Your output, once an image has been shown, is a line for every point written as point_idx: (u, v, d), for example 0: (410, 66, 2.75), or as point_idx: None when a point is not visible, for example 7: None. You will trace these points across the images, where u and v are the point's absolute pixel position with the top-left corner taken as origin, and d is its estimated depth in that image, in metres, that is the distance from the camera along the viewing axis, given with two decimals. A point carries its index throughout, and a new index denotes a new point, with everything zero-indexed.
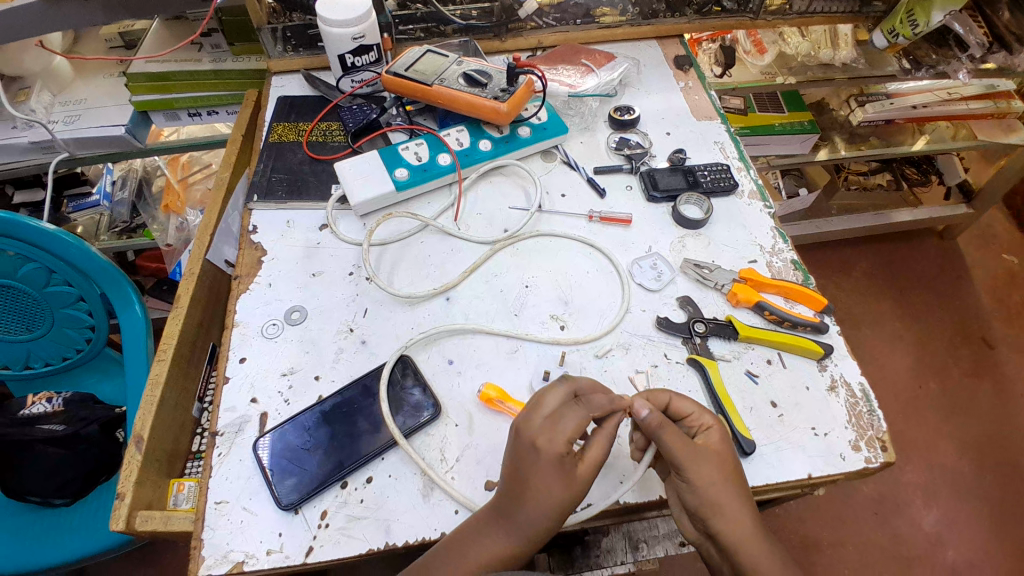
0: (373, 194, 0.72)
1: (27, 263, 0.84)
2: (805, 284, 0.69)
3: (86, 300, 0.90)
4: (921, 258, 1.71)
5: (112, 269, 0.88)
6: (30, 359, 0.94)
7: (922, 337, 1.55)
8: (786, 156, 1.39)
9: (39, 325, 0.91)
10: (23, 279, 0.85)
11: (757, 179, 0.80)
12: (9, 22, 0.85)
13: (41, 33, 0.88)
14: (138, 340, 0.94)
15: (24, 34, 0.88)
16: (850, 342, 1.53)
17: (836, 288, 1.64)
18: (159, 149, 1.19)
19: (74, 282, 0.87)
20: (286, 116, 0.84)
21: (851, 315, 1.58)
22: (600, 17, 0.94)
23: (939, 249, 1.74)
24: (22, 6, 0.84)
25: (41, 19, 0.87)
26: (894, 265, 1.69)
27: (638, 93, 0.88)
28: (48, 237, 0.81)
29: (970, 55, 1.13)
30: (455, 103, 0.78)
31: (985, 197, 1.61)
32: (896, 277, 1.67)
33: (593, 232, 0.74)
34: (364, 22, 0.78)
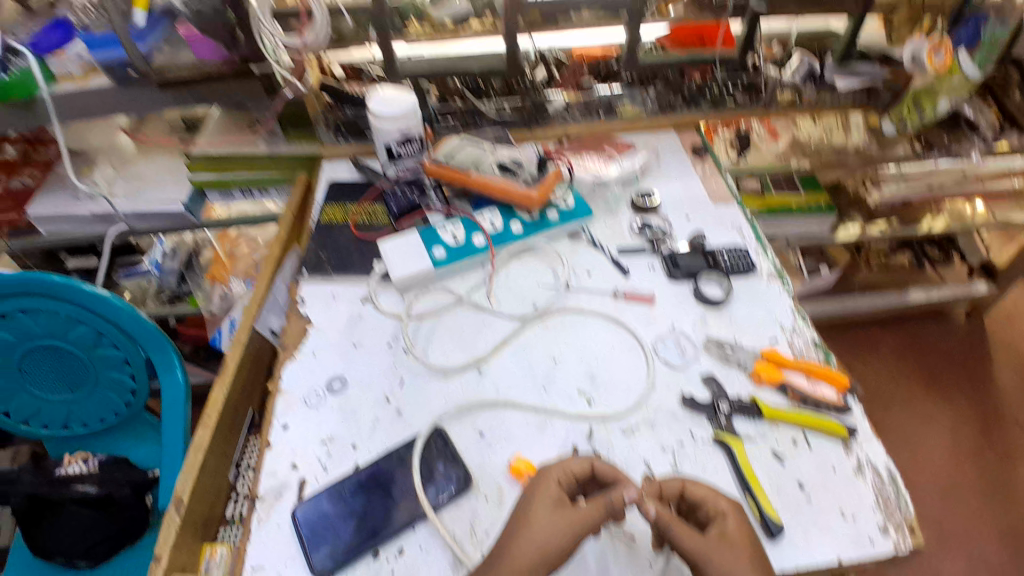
0: (412, 271, 0.78)
1: (78, 326, 0.90)
2: (826, 364, 0.71)
3: (131, 363, 0.95)
4: (948, 336, 1.70)
5: (158, 334, 0.93)
6: (72, 417, 0.99)
7: (957, 418, 1.52)
8: (805, 236, 1.43)
9: (83, 384, 0.96)
10: (74, 340, 0.91)
11: (776, 260, 0.83)
12: (81, 102, 1.02)
13: (106, 112, 1.04)
14: (176, 405, 0.98)
15: (94, 111, 1.04)
16: (881, 424, 1.51)
17: (861, 366, 1.63)
18: (212, 224, 1.30)
19: (121, 345, 0.93)
20: (335, 198, 0.92)
21: (878, 395, 1.57)
22: (622, 110, 0.99)
23: (967, 327, 1.72)
24: (98, 91, 1.01)
25: (112, 101, 1.02)
26: (920, 344, 1.68)
27: (660, 179, 0.93)
28: (101, 301, 0.88)
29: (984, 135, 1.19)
30: (490, 189, 0.84)
31: (1010, 276, 1.61)
32: (924, 356, 1.65)
33: (618, 309, 0.77)
34: (410, 117, 0.86)
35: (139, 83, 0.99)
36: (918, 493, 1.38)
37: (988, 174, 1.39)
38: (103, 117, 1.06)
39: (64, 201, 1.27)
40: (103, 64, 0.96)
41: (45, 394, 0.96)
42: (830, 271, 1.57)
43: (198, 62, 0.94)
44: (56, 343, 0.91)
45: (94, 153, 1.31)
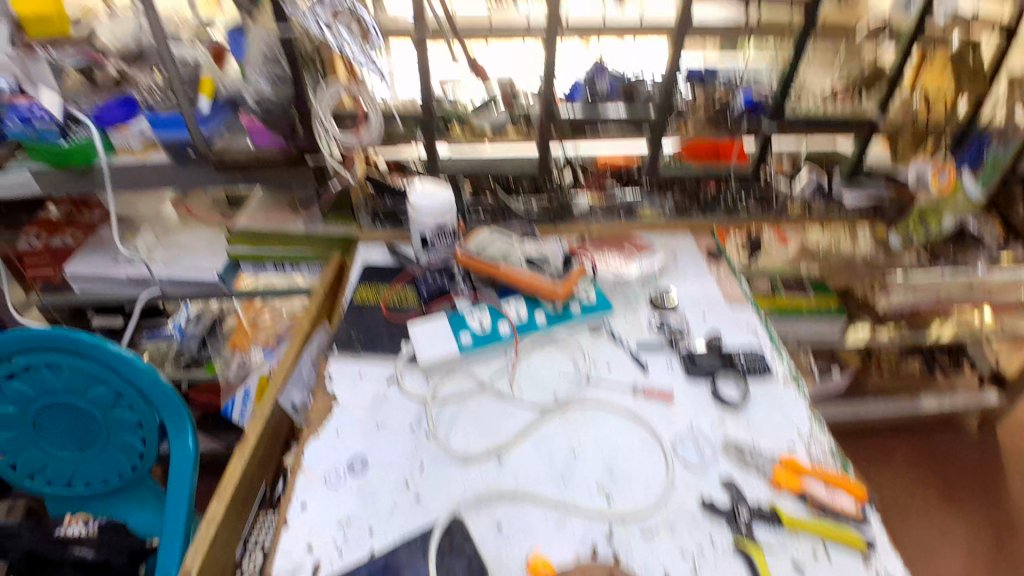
0: (439, 354, 0.81)
1: (99, 385, 0.92)
2: (844, 472, 0.71)
3: (144, 427, 0.95)
4: (962, 446, 1.69)
5: (175, 400, 0.93)
6: (77, 475, 0.99)
7: (973, 534, 1.49)
8: (817, 338, 1.46)
9: (94, 444, 0.96)
10: (93, 399, 0.93)
11: (791, 364, 0.86)
12: (137, 174, 1.11)
13: (158, 183, 1.13)
14: (183, 474, 0.97)
15: (149, 183, 1.13)
16: (897, 537, 1.47)
17: (876, 473, 1.61)
18: (241, 293, 1.35)
19: (136, 408, 0.94)
20: (369, 279, 0.97)
21: (894, 505, 1.54)
22: (642, 214, 1.06)
23: (980, 437, 1.71)
24: (157, 166, 1.09)
25: (169, 174, 1.11)
26: (935, 454, 1.67)
27: (677, 279, 0.98)
28: (124, 362, 0.89)
29: (989, 248, 1.23)
30: (517, 281, 0.89)
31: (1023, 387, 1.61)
32: (939, 466, 1.64)
33: (637, 405, 0.79)
34: (446, 210, 0.93)
35: (195, 162, 1.08)
36: None
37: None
38: (154, 187, 1.14)
39: (103, 263, 1.33)
40: (164, 142, 1.06)
41: (56, 450, 0.97)
42: (842, 374, 1.58)
43: (254, 149, 1.01)
44: (75, 401, 0.93)
45: (139, 220, 1.40)
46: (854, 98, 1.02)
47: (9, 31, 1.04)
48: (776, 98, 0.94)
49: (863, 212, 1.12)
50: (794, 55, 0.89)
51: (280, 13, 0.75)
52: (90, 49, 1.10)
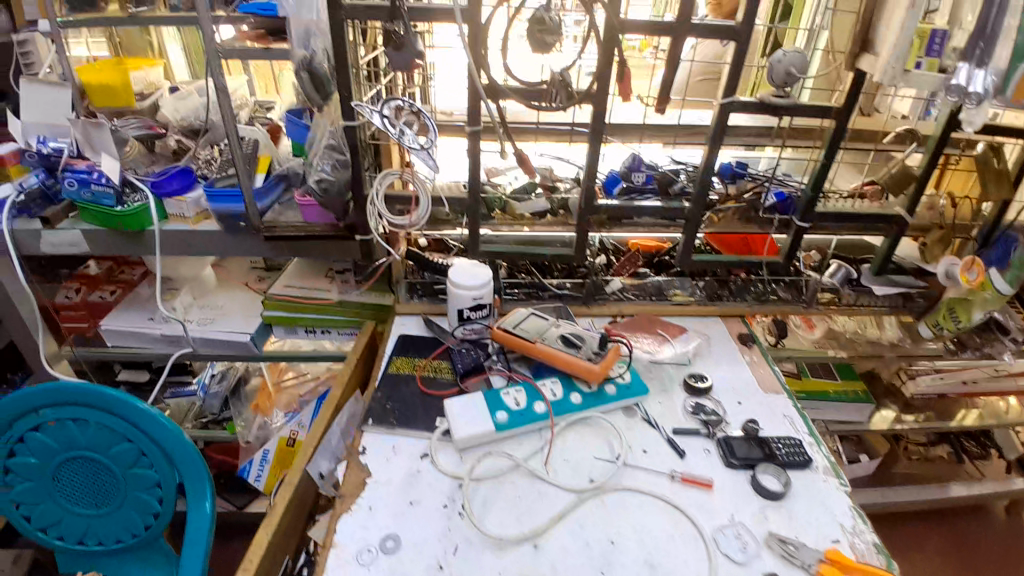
0: (475, 431, 0.81)
1: (122, 443, 0.91)
2: (891, 570, 0.68)
3: (162, 486, 0.95)
4: (994, 536, 1.62)
5: (196, 461, 0.93)
6: (90, 532, 0.99)
7: None
8: (844, 423, 1.43)
9: (109, 502, 0.96)
10: (114, 456, 0.92)
11: (830, 456, 0.84)
12: (186, 239, 1.16)
13: (204, 248, 1.17)
14: (199, 535, 0.97)
15: (195, 248, 1.18)
16: None
17: (909, 563, 1.53)
18: (269, 356, 1.38)
19: (157, 467, 0.93)
20: (405, 351, 0.99)
21: None
22: (672, 296, 1.10)
23: (1007, 522, 1.66)
24: (208, 233, 1.15)
25: (216, 241, 1.16)
26: (966, 544, 1.59)
27: (709, 363, 0.98)
28: (150, 420, 0.90)
29: (1013, 337, 1.19)
30: (554, 360, 0.90)
31: None
32: (974, 558, 1.56)
33: (674, 492, 0.77)
34: (485, 288, 0.96)
35: (245, 232, 1.13)
36: None
37: (1018, 371, 1.42)
38: (200, 253, 1.19)
39: (138, 320, 1.36)
40: (218, 212, 1.09)
41: (71, 505, 0.96)
42: (870, 459, 1.53)
43: (306, 224, 1.06)
44: (95, 456, 0.92)
45: (179, 281, 1.45)
46: (880, 199, 1.06)
47: (74, 96, 1.13)
48: (807, 195, 0.95)
49: (891, 302, 1.13)
50: (827, 156, 0.91)
51: (349, 109, 0.84)
52: (151, 121, 1.22)
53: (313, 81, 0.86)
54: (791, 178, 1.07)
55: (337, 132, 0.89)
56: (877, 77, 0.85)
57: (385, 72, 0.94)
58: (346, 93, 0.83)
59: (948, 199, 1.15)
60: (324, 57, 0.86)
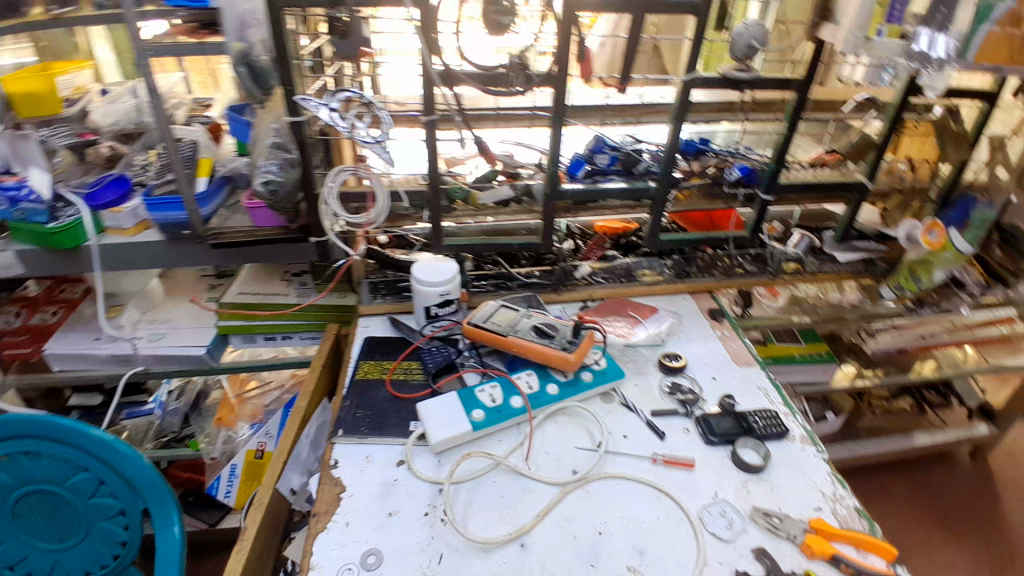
0: (451, 432, 0.78)
1: (80, 473, 0.88)
2: (873, 533, 0.70)
3: (126, 514, 0.91)
4: (954, 479, 1.72)
5: (161, 485, 0.90)
6: (58, 567, 0.94)
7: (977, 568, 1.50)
8: (809, 384, 1.46)
9: (72, 536, 0.92)
10: (72, 487, 0.89)
11: (805, 424, 0.85)
12: (126, 253, 1.07)
13: (147, 262, 1.09)
14: (170, 561, 0.92)
15: (133, 262, 1.09)
16: None
17: (877, 513, 1.61)
18: (226, 367, 1.31)
19: (119, 494, 0.89)
20: (371, 354, 0.95)
21: (899, 545, 1.53)
22: (642, 275, 1.09)
23: (971, 467, 1.76)
24: (150, 244, 1.07)
25: (159, 252, 1.08)
26: (931, 489, 1.68)
27: (682, 340, 0.98)
28: (105, 446, 0.86)
29: (970, 291, 1.27)
30: (528, 352, 0.88)
31: (1007, 418, 1.69)
32: (937, 501, 1.65)
33: (657, 475, 0.77)
34: (451, 282, 0.93)
35: (188, 240, 1.06)
36: None
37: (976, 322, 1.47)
38: (143, 267, 1.11)
39: (83, 341, 1.28)
40: (159, 221, 1.02)
41: (34, 540, 0.92)
42: (836, 417, 1.59)
43: (254, 228, 1.01)
44: (52, 489, 0.89)
45: (125, 297, 1.36)
46: (840, 168, 1.07)
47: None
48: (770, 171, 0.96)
49: (852, 266, 1.16)
50: (789, 128, 0.91)
51: (293, 104, 0.78)
52: (80, 128, 1.12)
53: (253, 75, 0.78)
54: (754, 151, 1.05)
55: (282, 129, 0.84)
56: (839, 47, 0.84)
57: (329, 61, 0.86)
58: (289, 87, 0.77)
59: (907, 163, 1.16)
60: (262, 48, 0.78)
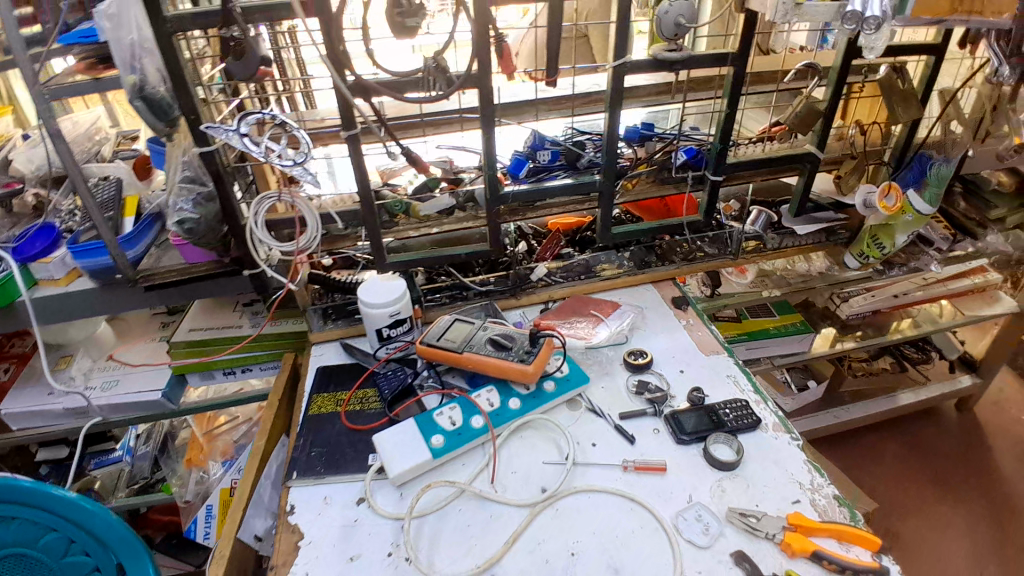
0: (410, 463, 0.74)
1: (50, 533, 0.87)
2: (855, 523, 0.67)
3: (101, 568, 0.91)
4: (942, 433, 1.73)
5: (132, 539, 0.90)
6: None
7: (972, 519, 1.50)
8: (789, 355, 1.44)
9: None
10: (44, 547, 0.88)
11: (777, 411, 0.83)
12: (61, 304, 1.00)
13: (86, 312, 1.02)
14: None
15: (76, 312, 1.02)
16: (899, 535, 1.47)
17: (869, 476, 1.61)
18: (186, 410, 1.24)
19: (92, 551, 0.89)
20: (325, 386, 0.90)
21: (892, 505, 1.54)
22: (601, 271, 1.06)
23: (959, 420, 1.76)
24: (81, 291, 1.00)
25: (91, 298, 1.01)
26: (920, 445, 1.69)
27: (647, 334, 0.95)
28: (71, 504, 0.84)
29: (938, 247, 1.24)
30: (485, 368, 0.84)
31: (989, 367, 1.69)
32: (926, 456, 1.66)
33: (630, 484, 0.74)
34: (400, 300, 0.89)
35: (124, 284, 1.00)
36: None
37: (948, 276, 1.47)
38: (85, 317, 1.04)
39: (38, 396, 1.21)
40: (88, 268, 0.97)
41: None
42: (818, 383, 1.58)
43: (187, 265, 0.97)
44: (23, 550, 0.87)
45: (73, 346, 1.29)
46: (790, 140, 1.04)
47: None
48: (714, 154, 0.93)
49: (815, 238, 1.14)
50: (730, 107, 0.88)
51: (200, 133, 0.74)
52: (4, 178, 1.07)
53: (152, 109, 0.73)
54: (699, 132, 1.03)
55: (192, 161, 0.78)
56: (770, 16, 0.79)
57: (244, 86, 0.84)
58: (193, 116, 0.73)
59: (856, 129, 1.15)
60: (157, 78, 0.73)
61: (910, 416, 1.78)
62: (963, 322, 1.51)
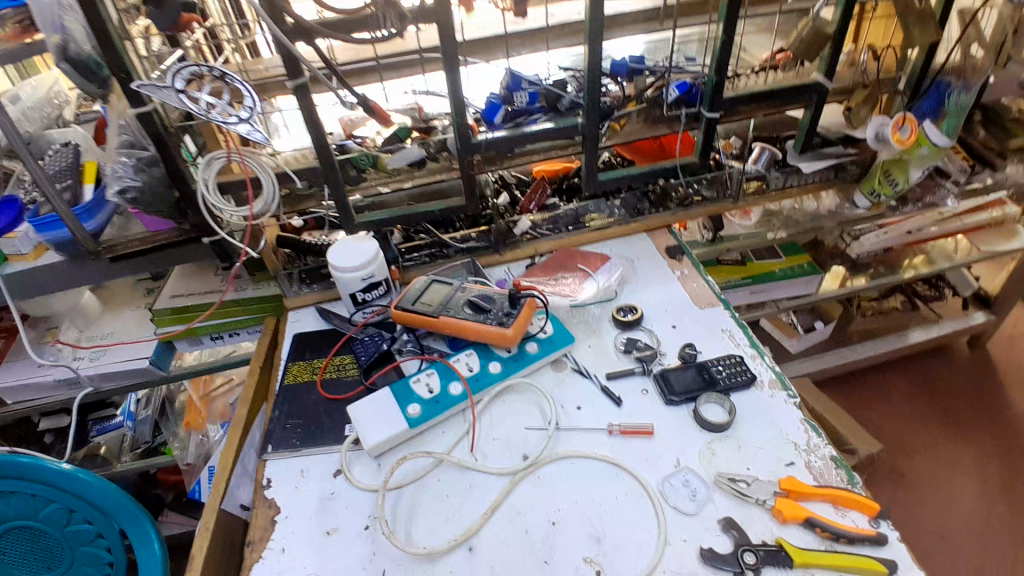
0: (385, 434, 0.71)
1: (49, 505, 0.87)
2: (852, 486, 0.64)
3: (105, 535, 0.91)
4: (953, 370, 1.68)
5: (131, 505, 0.89)
6: None
7: (981, 457, 1.48)
8: (796, 299, 1.39)
9: (59, 561, 0.93)
10: (45, 518, 0.88)
11: (774, 366, 0.78)
12: (35, 280, 0.97)
13: (62, 286, 0.99)
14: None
15: (51, 288, 0.99)
16: (905, 474, 1.46)
17: (876, 416, 1.58)
18: (177, 375, 1.23)
19: (93, 520, 0.89)
20: (302, 354, 0.86)
21: (899, 444, 1.52)
22: (589, 222, 1.00)
23: (971, 357, 1.71)
24: (49, 264, 0.95)
25: (60, 271, 0.96)
26: (931, 384, 1.65)
27: (637, 287, 0.90)
28: (64, 475, 0.83)
29: (955, 180, 1.16)
30: (462, 332, 0.80)
31: (1005, 303, 1.62)
32: (937, 395, 1.62)
33: (615, 449, 0.70)
34: (372, 263, 0.84)
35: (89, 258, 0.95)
36: (954, 543, 1.33)
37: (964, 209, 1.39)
38: (60, 291, 1.00)
39: (30, 369, 1.20)
40: (52, 243, 0.92)
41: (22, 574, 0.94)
42: (825, 325, 1.53)
43: (150, 233, 0.93)
44: (26, 523, 0.88)
45: (59, 317, 1.25)
46: (795, 68, 0.95)
47: None
48: (708, 88, 0.85)
49: (824, 176, 1.08)
50: (726, 33, 0.79)
51: (133, 93, 0.69)
52: None
53: (79, 71, 0.70)
54: (693, 64, 0.93)
55: (129, 124, 0.76)
56: None
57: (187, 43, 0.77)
58: (123, 74, 0.68)
59: (869, 53, 1.05)
60: (82, 34, 0.69)
61: (921, 354, 1.73)
62: (980, 258, 1.43)
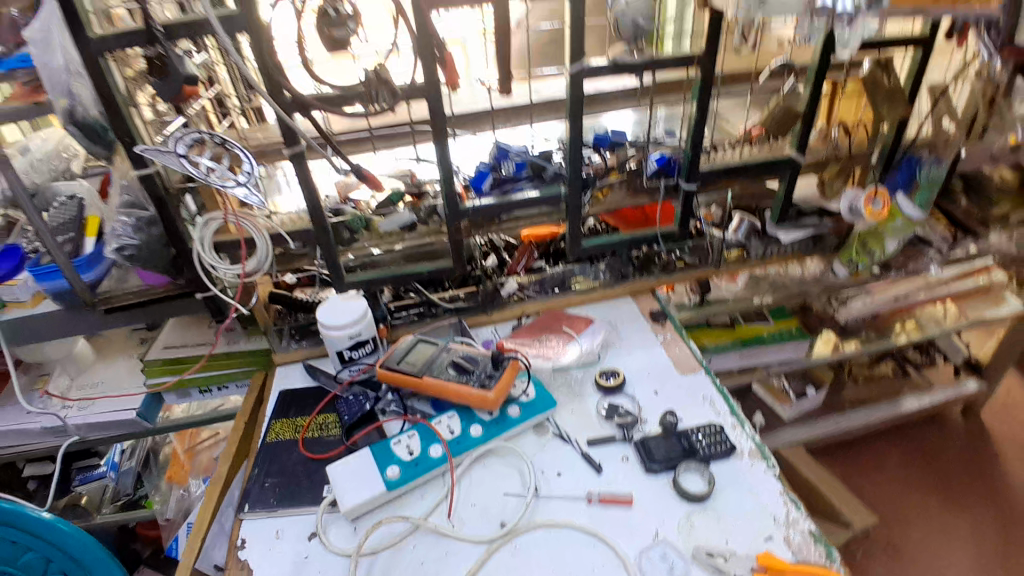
0: (362, 497, 0.71)
1: (29, 551, 0.85)
2: (830, 564, 0.63)
3: None
4: (948, 438, 1.67)
5: (110, 561, 0.86)
6: None
7: (979, 529, 1.45)
8: (785, 363, 1.39)
9: None
10: (23, 565, 0.85)
11: (755, 435, 0.78)
12: (30, 329, 0.98)
13: (55, 336, 1.00)
14: None
15: (45, 335, 1.00)
16: (902, 545, 1.42)
17: (871, 484, 1.56)
18: (163, 427, 1.21)
19: (70, 571, 0.87)
20: (286, 411, 0.87)
21: (895, 514, 1.49)
22: (575, 284, 1.03)
23: (966, 426, 1.70)
24: (43, 312, 0.97)
25: (53, 320, 0.98)
26: (926, 451, 1.63)
27: (620, 351, 0.92)
28: (45, 523, 0.81)
29: (938, 248, 1.18)
30: (445, 393, 0.80)
31: (996, 371, 1.62)
32: (932, 463, 1.60)
33: (594, 518, 0.70)
34: (360, 321, 0.86)
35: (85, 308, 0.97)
36: None
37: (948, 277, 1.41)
38: (52, 339, 1.01)
39: (15, 416, 1.18)
40: (52, 293, 0.94)
41: None
42: (817, 392, 1.49)
43: (145, 286, 0.95)
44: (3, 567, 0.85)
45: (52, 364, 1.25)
46: (768, 143, 1.00)
47: None
48: (686, 160, 0.89)
49: (802, 246, 1.10)
50: (699, 108, 0.84)
51: (136, 156, 0.73)
52: None
53: (85, 133, 0.75)
54: (669, 139, 0.99)
55: (131, 186, 0.82)
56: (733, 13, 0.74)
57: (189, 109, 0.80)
58: (128, 139, 0.72)
59: (841, 128, 1.11)
60: (91, 101, 0.74)
61: (915, 422, 1.72)
62: (970, 325, 1.44)
